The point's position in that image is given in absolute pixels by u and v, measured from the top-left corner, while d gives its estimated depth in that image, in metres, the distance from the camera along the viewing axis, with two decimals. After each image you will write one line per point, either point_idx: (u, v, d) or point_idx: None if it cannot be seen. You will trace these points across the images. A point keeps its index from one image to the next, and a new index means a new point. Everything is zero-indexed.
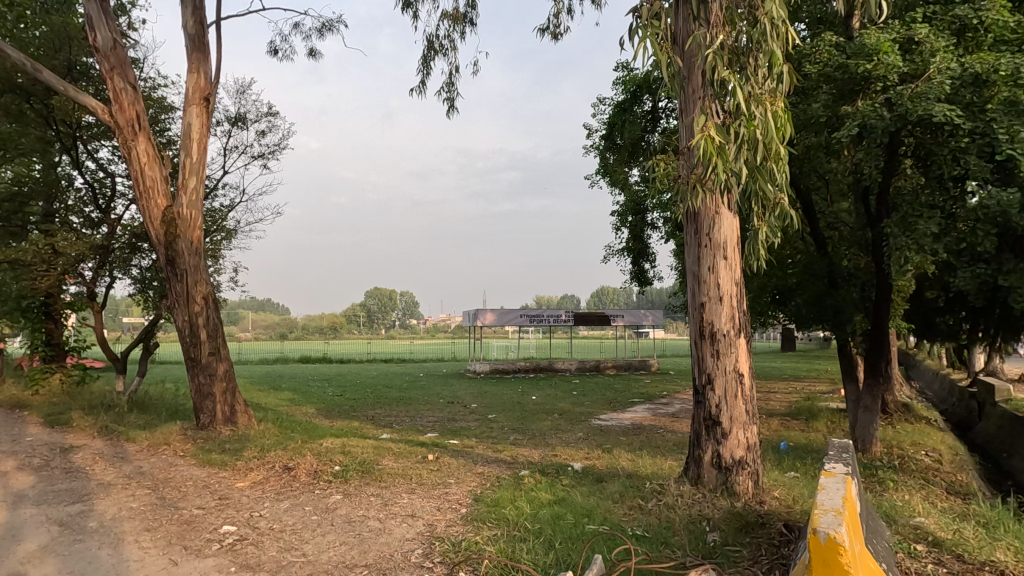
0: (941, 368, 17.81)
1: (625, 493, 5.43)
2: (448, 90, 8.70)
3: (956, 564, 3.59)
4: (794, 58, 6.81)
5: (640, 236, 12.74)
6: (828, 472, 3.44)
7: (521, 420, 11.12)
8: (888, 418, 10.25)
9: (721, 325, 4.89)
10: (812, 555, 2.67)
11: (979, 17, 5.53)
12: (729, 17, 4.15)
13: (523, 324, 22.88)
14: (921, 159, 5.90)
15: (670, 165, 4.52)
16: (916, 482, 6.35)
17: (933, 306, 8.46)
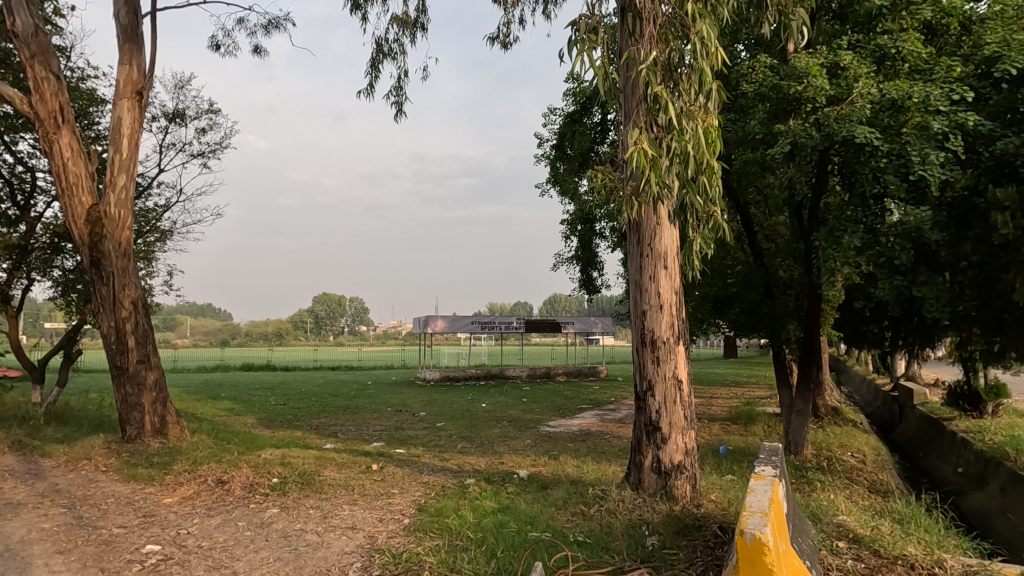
0: (868, 373, 18.96)
1: (569, 500, 5.47)
2: (396, 94, 8.59)
3: (873, 559, 3.78)
4: (732, 78, 7.11)
5: (589, 244, 12.94)
6: (758, 475, 3.59)
7: (470, 428, 11.04)
8: (820, 421, 10.80)
9: (661, 332, 5.03)
10: (740, 555, 2.76)
11: (897, 46, 5.92)
12: (664, 36, 4.27)
13: (475, 331, 22.70)
14: (846, 175, 6.28)
15: (609, 177, 4.61)
16: (842, 482, 6.69)
17: (861, 315, 8.99)
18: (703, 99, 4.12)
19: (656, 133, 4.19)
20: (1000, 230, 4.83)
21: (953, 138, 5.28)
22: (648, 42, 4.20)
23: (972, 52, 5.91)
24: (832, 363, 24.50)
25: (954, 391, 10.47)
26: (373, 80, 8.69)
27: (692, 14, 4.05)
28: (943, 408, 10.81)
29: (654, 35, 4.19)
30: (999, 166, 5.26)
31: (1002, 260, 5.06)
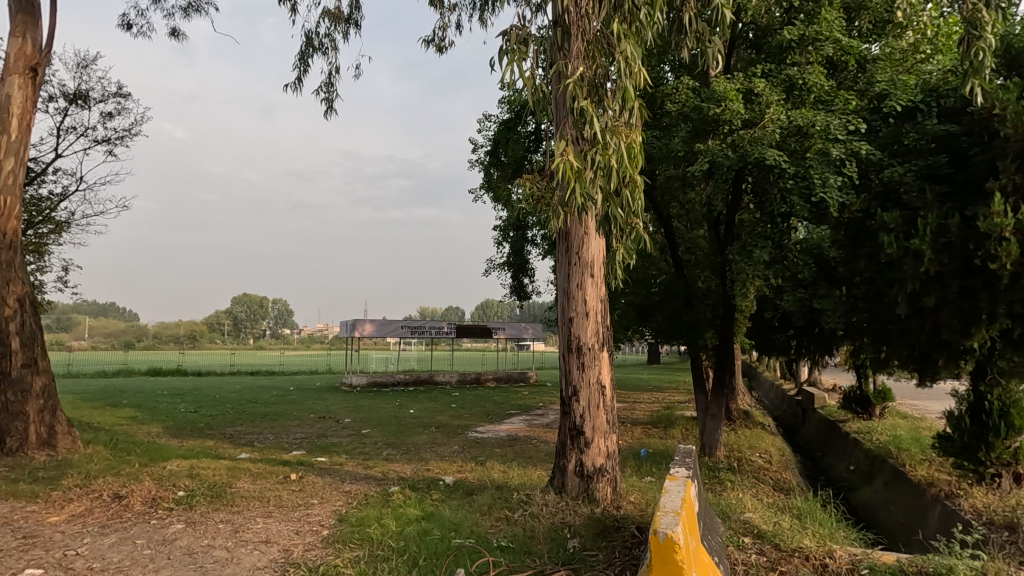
0: (776, 379, 20.36)
1: (493, 505, 5.48)
2: (325, 90, 8.32)
3: (773, 552, 4.04)
4: (657, 97, 7.44)
5: (520, 251, 13.08)
6: (673, 476, 3.76)
7: (397, 434, 10.81)
8: (732, 424, 11.46)
9: (586, 339, 5.16)
10: (653, 555, 2.87)
11: (804, 77, 6.39)
12: (592, 53, 4.39)
13: (405, 336, 22.27)
14: (760, 194, 6.75)
15: (537, 186, 4.68)
16: (749, 482, 7.13)
17: (771, 325, 9.63)
18: (626, 115, 4.29)
19: (581, 146, 4.30)
20: (886, 249, 5.35)
21: (848, 164, 5.87)
22: (576, 57, 4.32)
23: (865, 89, 6.53)
24: (745, 370, 26.12)
25: (848, 395, 11.42)
26: (302, 74, 8.38)
27: (618, 34, 4.25)
28: (839, 411, 11.79)
29: (581, 51, 4.32)
30: (886, 192, 5.88)
31: (888, 276, 5.60)
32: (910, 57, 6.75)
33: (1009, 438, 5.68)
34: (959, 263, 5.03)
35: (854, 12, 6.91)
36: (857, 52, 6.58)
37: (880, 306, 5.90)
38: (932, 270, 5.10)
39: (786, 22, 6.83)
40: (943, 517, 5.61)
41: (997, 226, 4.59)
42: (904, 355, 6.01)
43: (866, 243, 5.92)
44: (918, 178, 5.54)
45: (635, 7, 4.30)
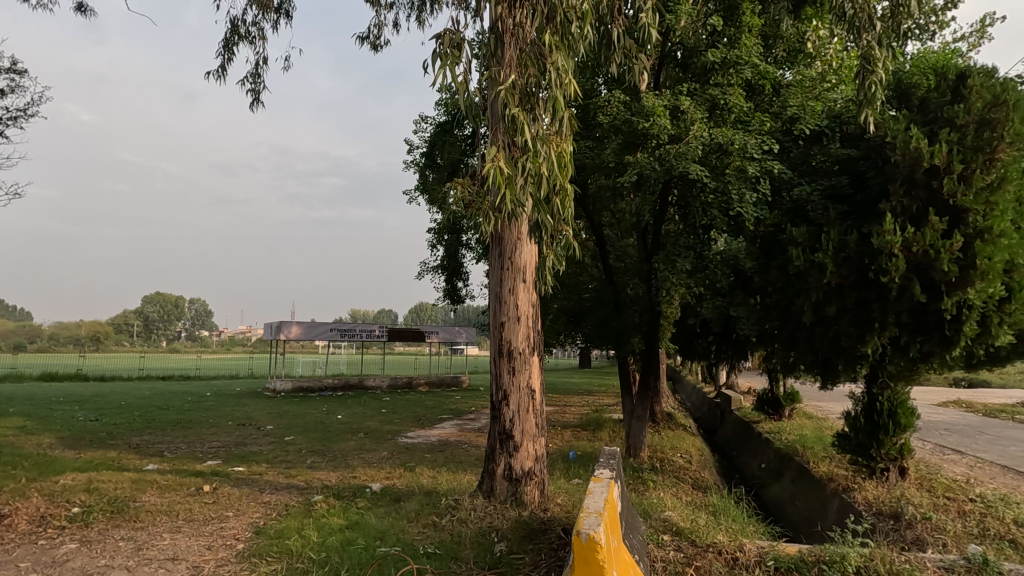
0: (698, 382, 21.39)
1: (421, 512, 5.41)
2: (252, 81, 7.93)
3: (690, 548, 4.22)
4: (589, 108, 7.63)
5: (455, 254, 13.00)
6: (597, 478, 3.87)
7: (322, 441, 10.43)
8: (656, 426, 11.92)
9: (517, 343, 5.20)
10: (576, 555, 2.94)
11: (726, 98, 6.77)
12: (524, 62, 4.43)
13: (334, 339, 21.54)
14: (684, 205, 7.07)
15: (468, 190, 4.68)
16: (671, 481, 7.45)
17: (693, 331, 10.10)
18: (556, 125, 4.39)
19: (512, 153, 4.35)
20: (795, 262, 5.78)
21: (763, 182, 6.28)
22: (507, 66, 4.37)
23: (779, 112, 7.00)
24: (670, 373, 27.28)
25: (761, 398, 12.17)
26: (226, 62, 7.95)
27: (551, 44, 4.33)
28: (754, 413, 12.55)
29: (513, 60, 4.37)
30: (795, 209, 6.34)
31: (796, 287, 6.04)
32: (818, 85, 7.31)
33: (896, 436, 6.26)
34: (856, 276, 5.50)
35: (771, 40, 7.37)
36: (772, 78, 7.01)
37: (789, 314, 6.34)
38: (833, 281, 5.55)
39: (710, 44, 7.19)
40: (840, 509, 6.09)
41: (888, 242, 5.07)
42: (809, 360, 6.49)
43: (777, 256, 6.35)
44: (823, 197, 6.01)
45: (566, 21, 4.42)
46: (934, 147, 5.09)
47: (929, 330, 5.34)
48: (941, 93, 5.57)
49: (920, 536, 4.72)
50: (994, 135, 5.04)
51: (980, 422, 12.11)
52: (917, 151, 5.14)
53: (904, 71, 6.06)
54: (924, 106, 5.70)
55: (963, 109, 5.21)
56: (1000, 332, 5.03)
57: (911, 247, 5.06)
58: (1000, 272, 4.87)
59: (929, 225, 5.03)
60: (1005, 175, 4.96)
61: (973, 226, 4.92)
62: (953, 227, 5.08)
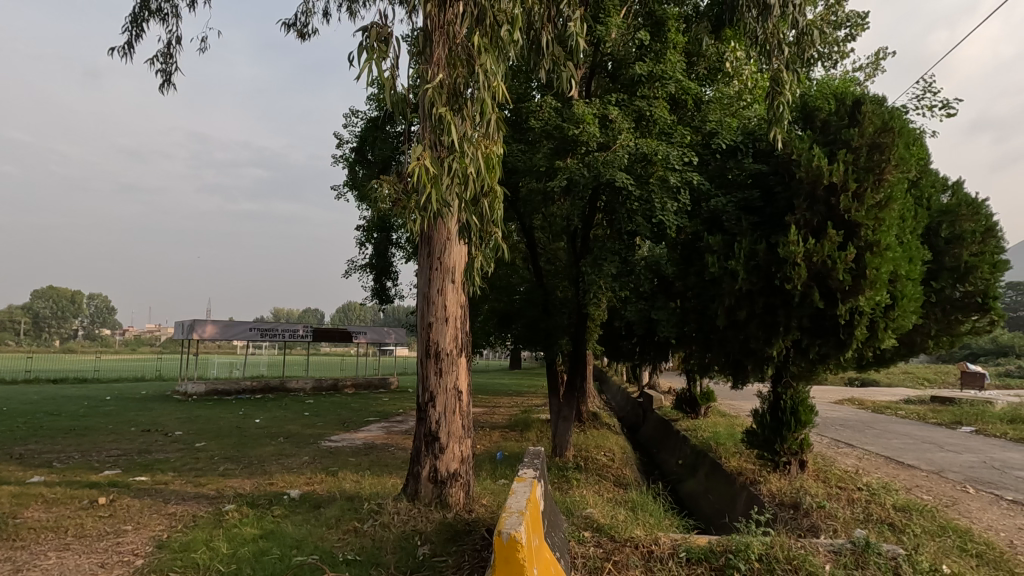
0: (623, 382, 22.16)
1: (342, 518, 5.23)
2: (163, 61, 7.40)
3: (609, 543, 4.34)
4: (522, 112, 7.71)
5: (384, 253, 12.70)
6: (521, 478, 3.91)
7: (237, 447, 9.87)
8: (582, 426, 12.21)
9: (445, 345, 5.17)
10: (497, 555, 2.95)
11: (651, 110, 7.04)
12: (453, 62, 4.40)
13: (254, 339, 20.44)
14: (611, 211, 7.29)
15: (393, 188, 4.57)
16: (594, 479, 7.65)
17: (619, 333, 10.44)
18: (484, 128, 4.40)
19: (439, 152, 4.31)
20: (711, 269, 6.11)
21: (683, 192, 6.60)
22: (435, 64, 4.32)
23: (699, 126, 7.36)
24: (598, 374, 28.08)
25: (680, 397, 12.77)
26: (134, 39, 7.36)
27: (479, 46, 4.33)
28: (673, 412, 13.13)
29: (442, 59, 4.33)
30: (712, 219, 6.69)
31: (711, 292, 6.40)
32: (735, 103, 7.74)
33: (797, 431, 6.77)
34: (764, 283, 5.91)
35: (694, 58, 7.77)
36: (694, 93, 7.31)
37: (705, 317, 6.70)
38: (744, 287, 5.94)
39: (638, 57, 7.45)
40: (747, 501, 6.50)
41: (792, 252, 5.49)
42: (722, 361, 6.88)
43: (695, 263, 6.68)
44: (736, 209, 6.39)
45: (496, 24, 4.46)
46: (833, 166, 5.55)
47: (827, 334, 5.79)
48: (840, 117, 6.07)
49: (815, 523, 5.13)
50: (883, 158, 5.57)
51: (868, 418, 13.32)
52: (818, 169, 5.58)
53: (809, 94, 6.55)
54: (825, 128, 6.20)
55: (857, 133, 5.72)
56: (885, 336, 5.54)
57: (812, 257, 5.50)
58: (886, 282, 5.37)
59: (827, 237, 5.49)
60: (891, 194, 5.48)
61: (864, 239, 5.38)
62: (848, 240, 5.54)
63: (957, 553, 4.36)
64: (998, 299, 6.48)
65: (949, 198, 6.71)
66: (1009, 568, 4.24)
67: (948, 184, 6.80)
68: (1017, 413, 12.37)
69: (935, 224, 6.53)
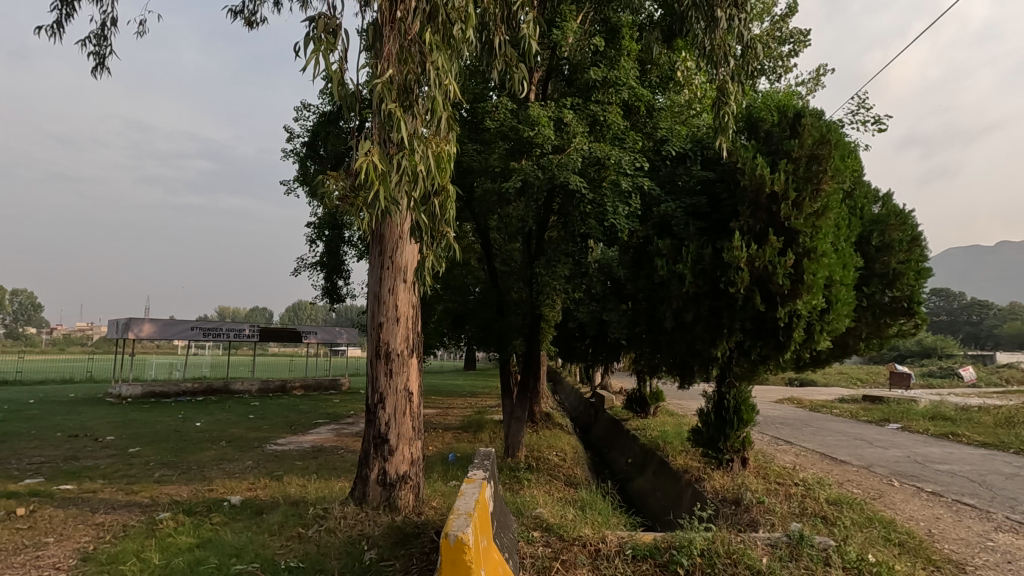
0: (577, 382, 22.44)
1: (285, 523, 5.06)
2: (96, 43, 6.97)
3: (558, 542, 4.37)
4: (478, 113, 7.69)
5: (335, 251, 12.40)
6: (470, 479, 3.88)
7: (175, 452, 9.41)
8: (535, 426, 12.29)
9: (396, 345, 5.09)
10: (443, 557, 2.92)
11: (605, 115, 7.15)
12: (404, 57, 4.34)
13: (196, 339, 19.50)
14: (565, 213, 7.36)
15: (339, 183, 4.44)
16: (545, 479, 7.70)
17: (572, 334, 10.57)
18: (435, 126, 4.36)
19: (388, 149, 4.24)
20: (660, 272, 6.28)
21: (634, 197, 6.73)
22: (386, 59, 4.25)
23: (651, 133, 7.53)
24: (551, 374, 28.38)
25: (630, 397, 13.04)
26: (64, 18, 6.91)
27: (431, 43, 4.29)
28: (624, 412, 13.39)
29: (392, 53, 4.26)
30: (661, 223, 6.86)
31: (659, 295, 6.56)
32: (686, 111, 7.95)
33: (740, 430, 7.04)
34: (709, 286, 6.12)
35: (647, 66, 7.96)
36: (646, 101, 7.45)
37: (654, 319, 6.87)
38: (691, 290, 6.13)
39: (593, 62, 7.56)
40: (692, 498, 6.69)
41: (736, 257, 5.71)
42: (670, 362, 7.06)
43: (645, 265, 6.83)
44: (685, 214, 6.58)
45: (448, 22, 4.42)
46: (774, 176, 5.79)
47: (767, 336, 6.03)
48: (782, 128, 6.35)
49: (754, 517, 5.34)
50: (820, 169, 5.85)
51: (806, 417, 13.99)
52: (761, 177, 5.82)
53: (754, 106, 6.80)
54: (768, 139, 6.46)
55: (798, 144, 5.99)
56: (821, 338, 5.82)
57: (754, 262, 5.72)
58: (822, 286, 5.64)
59: (768, 243, 5.73)
60: (827, 204, 5.77)
61: (802, 246, 5.65)
62: (787, 246, 5.79)
63: (882, 543, 4.63)
64: (922, 304, 6.92)
65: (879, 209, 7.12)
66: (928, 555, 4.53)
67: (879, 195, 7.22)
68: (938, 411, 13.25)
69: (867, 232, 6.92)
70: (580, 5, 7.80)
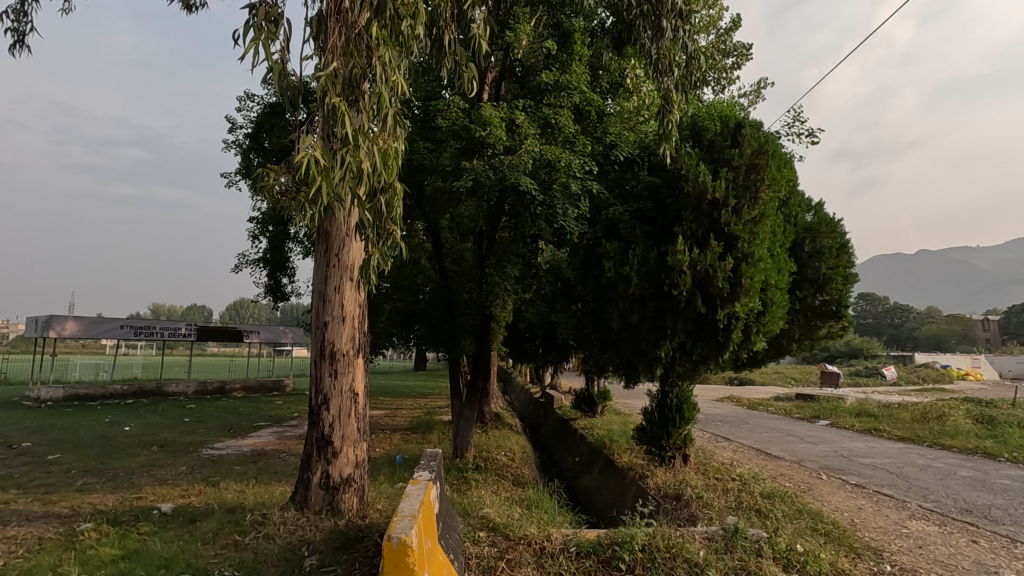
0: (527, 383, 22.56)
1: (220, 531, 4.84)
2: (13, 19, 6.46)
3: (503, 542, 4.37)
4: (429, 111, 7.60)
5: (279, 248, 11.98)
6: (415, 481, 3.84)
7: (100, 459, 8.82)
8: (484, 426, 12.28)
9: (342, 345, 4.96)
10: (386, 560, 2.87)
11: (557, 118, 7.23)
12: (349, 51, 4.24)
13: (126, 338, 18.35)
14: (516, 214, 7.40)
15: (279, 176, 4.28)
16: (493, 479, 7.71)
17: (522, 334, 10.62)
18: (381, 123, 4.32)
19: (332, 144, 4.15)
20: (607, 274, 6.41)
21: (583, 200, 6.83)
22: (329, 51, 4.15)
23: (600, 137, 7.66)
24: (502, 374, 28.44)
25: (578, 397, 13.24)
26: None
27: (378, 38, 4.21)
28: (572, 411, 13.58)
29: (336, 46, 4.16)
30: (609, 226, 7.00)
31: (607, 296, 6.69)
32: (634, 117, 8.18)
33: (682, 427, 7.27)
34: (654, 288, 6.30)
35: (598, 72, 8.10)
36: (596, 106, 7.58)
37: (601, 320, 7.01)
38: (636, 292, 6.30)
39: (545, 65, 7.62)
40: (636, 494, 6.86)
41: (679, 261, 5.90)
42: (616, 362, 7.22)
43: (593, 267, 6.96)
44: (632, 218, 6.75)
45: (396, 17, 4.34)
46: (715, 183, 6.02)
47: (707, 337, 6.27)
48: (724, 138, 6.61)
49: (693, 512, 5.54)
50: (758, 177, 6.12)
51: (744, 414, 14.60)
52: (703, 184, 6.04)
53: (698, 115, 7.04)
54: (711, 147, 6.71)
55: (738, 153, 6.25)
56: (757, 339, 6.10)
57: (696, 265, 5.94)
58: (758, 290, 5.91)
59: (709, 248, 5.95)
60: (764, 211, 6.05)
61: (740, 251, 5.90)
62: (727, 251, 6.03)
63: (809, 533, 4.90)
64: (849, 308, 7.37)
65: (812, 217, 7.52)
66: (850, 543, 4.83)
67: (812, 204, 7.63)
68: (863, 408, 14.10)
69: (801, 239, 7.30)
70: (533, 7, 7.84)
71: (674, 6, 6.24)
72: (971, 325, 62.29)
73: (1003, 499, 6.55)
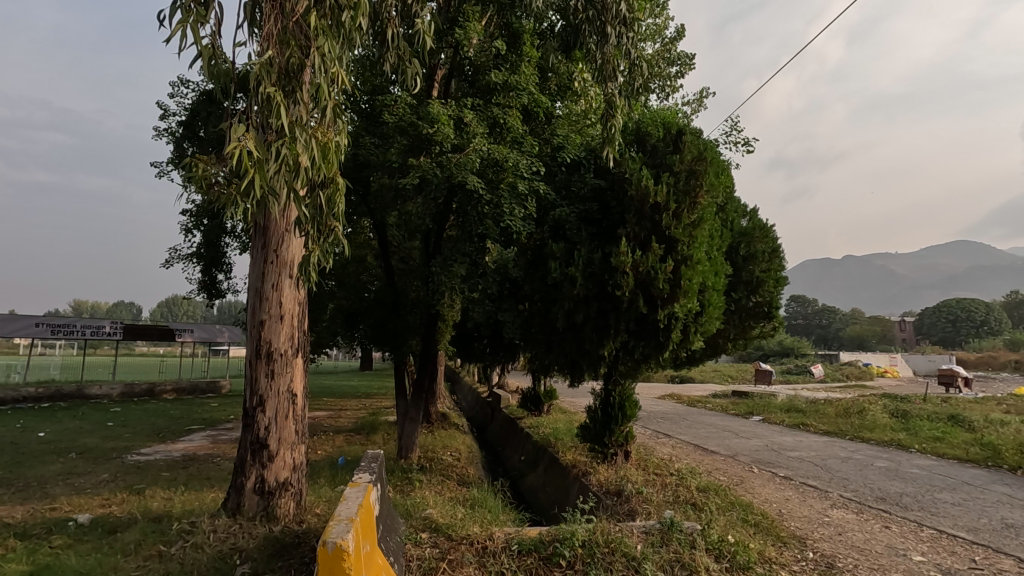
0: (475, 382, 22.50)
1: (143, 542, 4.57)
2: None
3: (446, 542, 4.34)
4: (375, 105, 7.44)
5: (214, 242, 11.41)
6: (355, 483, 3.76)
7: (7, 467, 8.13)
8: (430, 426, 12.14)
9: (279, 344, 4.78)
10: (321, 566, 2.78)
11: (505, 117, 7.24)
12: (286, 40, 4.09)
13: (42, 337, 17.00)
14: (463, 211, 7.36)
15: (210, 167, 4.07)
16: (437, 479, 7.64)
17: (469, 333, 10.58)
18: (320, 115, 4.18)
19: (267, 135, 4.01)
20: (553, 274, 6.49)
21: (530, 200, 6.87)
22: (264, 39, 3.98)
23: (549, 139, 7.74)
24: (450, 375, 28.22)
25: (525, 396, 13.32)
26: None
27: (316, 27, 4.08)
28: (519, 411, 13.64)
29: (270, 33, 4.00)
30: (555, 227, 7.07)
31: (552, 296, 6.77)
32: (582, 121, 8.30)
33: (623, 425, 7.45)
34: (598, 288, 6.42)
35: (546, 73, 8.18)
36: (544, 108, 7.66)
37: (547, 320, 7.10)
38: (581, 292, 6.41)
39: (494, 65, 7.61)
40: (580, 491, 6.97)
41: (622, 262, 6.06)
42: (561, 362, 7.30)
43: (539, 267, 7.02)
44: (577, 219, 6.86)
45: (337, 8, 4.21)
46: (657, 187, 6.19)
47: (648, 336, 6.45)
48: (666, 143, 6.82)
49: (632, 507, 5.70)
50: (697, 183, 6.34)
51: (685, 411, 15.11)
52: (645, 188, 6.22)
53: (642, 121, 7.22)
54: (654, 152, 6.92)
55: (679, 159, 6.46)
56: (695, 339, 6.32)
57: (639, 267, 6.10)
58: (696, 290, 6.14)
59: (651, 251, 6.12)
60: (703, 216, 6.28)
61: (680, 253, 6.10)
62: (668, 253, 6.23)
63: (740, 524, 5.13)
64: (779, 309, 7.76)
65: (747, 222, 7.86)
66: (777, 532, 5.09)
67: (747, 210, 7.97)
68: (792, 404, 14.88)
69: (736, 243, 7.64)
70: (483, 6, 7.83)
71: (619, 13, 6.39)
72: (890, 326, 67.02)
73: (912, 487, 7.09)
